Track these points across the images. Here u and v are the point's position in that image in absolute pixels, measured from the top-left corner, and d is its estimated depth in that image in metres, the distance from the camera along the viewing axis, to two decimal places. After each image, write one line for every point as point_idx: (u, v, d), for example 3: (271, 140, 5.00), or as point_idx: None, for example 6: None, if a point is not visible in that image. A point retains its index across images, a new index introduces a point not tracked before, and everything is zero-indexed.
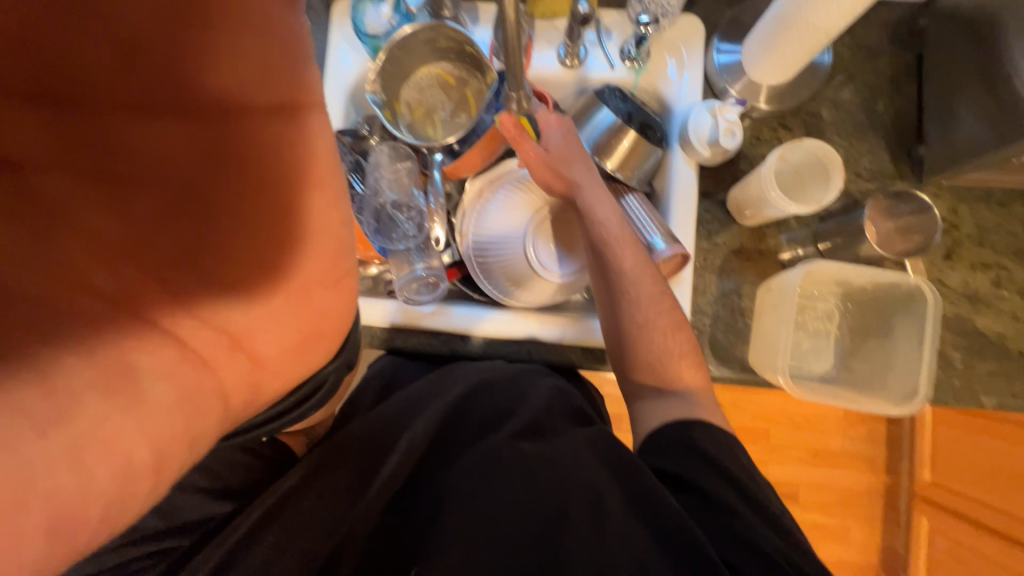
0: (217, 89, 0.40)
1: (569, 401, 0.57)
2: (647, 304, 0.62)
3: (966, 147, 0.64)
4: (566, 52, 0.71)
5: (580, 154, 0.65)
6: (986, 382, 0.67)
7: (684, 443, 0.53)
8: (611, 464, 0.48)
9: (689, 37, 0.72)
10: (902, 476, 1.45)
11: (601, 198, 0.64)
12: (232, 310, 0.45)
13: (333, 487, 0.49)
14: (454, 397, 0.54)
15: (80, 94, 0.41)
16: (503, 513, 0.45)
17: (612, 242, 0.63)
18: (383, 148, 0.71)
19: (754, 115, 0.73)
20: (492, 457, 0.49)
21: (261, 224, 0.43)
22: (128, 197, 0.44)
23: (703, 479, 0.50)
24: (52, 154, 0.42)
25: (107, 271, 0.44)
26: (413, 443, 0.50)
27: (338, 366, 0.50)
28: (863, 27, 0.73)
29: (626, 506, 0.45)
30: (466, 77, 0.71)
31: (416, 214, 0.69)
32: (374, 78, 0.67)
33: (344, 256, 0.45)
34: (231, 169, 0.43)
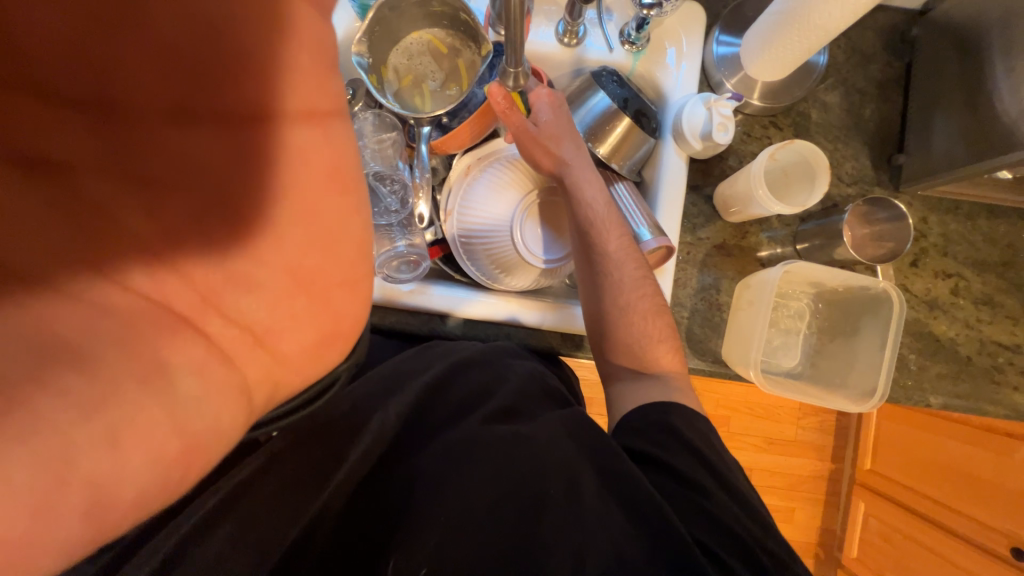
0: (267, 89, 0.39)
1: (544, 383, 0.59)
2: (629, 287, 0.62)
3: (945, 158, 0.66)
4: (565, 29, 0.69)
5: (574, 133, 0.65)
6: (935, 384, 0.72)
7: (660, 425, 0.54)
8: (586, 448, 0.49)
9: (690, 25, 0.70)
10: (846, 465, 1.55)
11: (588, 180, 0.65)
12: (217, 287, 0.42)
13: (295, 473, 0.47)
14: (430, 377, 0.54)
15: (118, 93, 0.39)
16: (477, 492, 0.44)
17: (596, 225, 0.64)
18: (367, 115, 0.67)
19: (746, 111, 0.73)
20: (469, 439, 0.48)
21: (301, 226, 0.41)
22: (159, 199, 0.41)
23: (678, 461, 0.50)
24: (88, 152, 0.39)
25: (138, 271, 0.40)
26: (384, 426, 0.49)
27: (352, 367, 0.44)
28: (859, 30, 0.73)
29: (602, 490, 0.46)
30: (460, 46, 0.68)
31: (399, 187, 0.68)
32: (361, 38, 0.62)
33: (365, 261, 0.44)
34: (269, 171, 0.41)
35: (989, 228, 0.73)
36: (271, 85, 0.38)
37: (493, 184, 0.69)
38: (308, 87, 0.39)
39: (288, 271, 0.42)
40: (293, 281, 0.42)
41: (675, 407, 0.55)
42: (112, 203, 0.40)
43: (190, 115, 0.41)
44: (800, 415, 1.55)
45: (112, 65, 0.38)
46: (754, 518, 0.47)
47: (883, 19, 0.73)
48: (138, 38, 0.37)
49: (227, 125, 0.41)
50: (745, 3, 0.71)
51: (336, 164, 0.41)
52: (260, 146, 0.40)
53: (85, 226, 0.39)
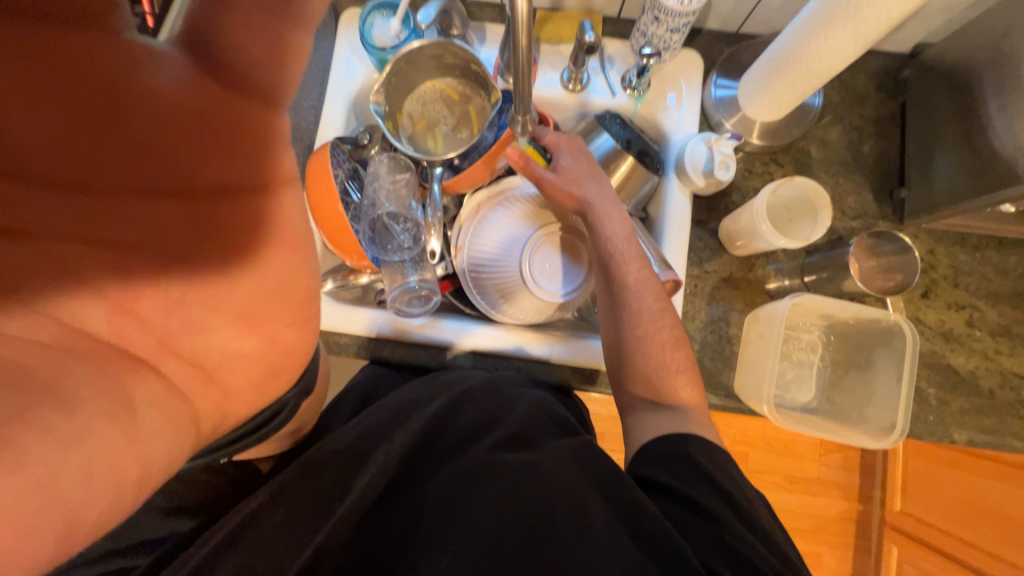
0: (240, 170, 0.43)
1: (553, 412, 0.58)
2: (647, 319, 0.63)
3: (947, 191, 0.67)
4: (569, 76, 0.73)
5: (595, 174, 0.67)
6: (959, 419, 0.70)
7: (675, 454, 0.52)
8: (597, 477, 0.48)
9: (688, 70, 0.74)
10: (874, 505, 1.48)
11: (610, 215, 0.66)
12: (200, 313, 0.45)
13: (303, 501, 0.47)
14: (438, 406, 0.55)
15: (82, 169, 0.41)
16: (484, 522, 0.44)
17: (613, 258, 0.65)
18: (383, 158, 0.70)
19: (747, 149, 0.75)
20: (478, 468, 0.48)
21: (252, 280, 0.46)
22: (117, 262, 0.42)
23: (694, 491, 0.48)
24: (57, 220, 0.40)
25: (101, 323, 0.41)
26: (391, 458, 0.50)
27: (298, 393, 0.51)
28: (852, 73, 0.76)
29: (611, 515, 0.45)
30: (470, 94, 0.72)
31: (412, 225, 0.70)
32: (379, 89, 0.67)
33: (310, 303, 0.49)
34: (226, 234, 0.45)
35: (1000, 259, 0.73)
36: (241, 162, 0.43)
37: (492, 224, 0.71)
38: (265, 160, 0.44)
39: (248, 317, 0.46)
40: (257, 318, 0.47)
41: (693, 439, 0.53)
42: (72, 266, 0.41)
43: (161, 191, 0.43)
44: (822, 452, 1.50)
45: (88, 146, 0.40)
46: (776, 554, 0.44)
47: (874, 61, 0.76)
48: (120, 124, 0.40)
49: (194, 199, 0.44)
50: (741, 50, 0.75)
51: (294, 222, 0.46)
52: (228, 216, 0.44)
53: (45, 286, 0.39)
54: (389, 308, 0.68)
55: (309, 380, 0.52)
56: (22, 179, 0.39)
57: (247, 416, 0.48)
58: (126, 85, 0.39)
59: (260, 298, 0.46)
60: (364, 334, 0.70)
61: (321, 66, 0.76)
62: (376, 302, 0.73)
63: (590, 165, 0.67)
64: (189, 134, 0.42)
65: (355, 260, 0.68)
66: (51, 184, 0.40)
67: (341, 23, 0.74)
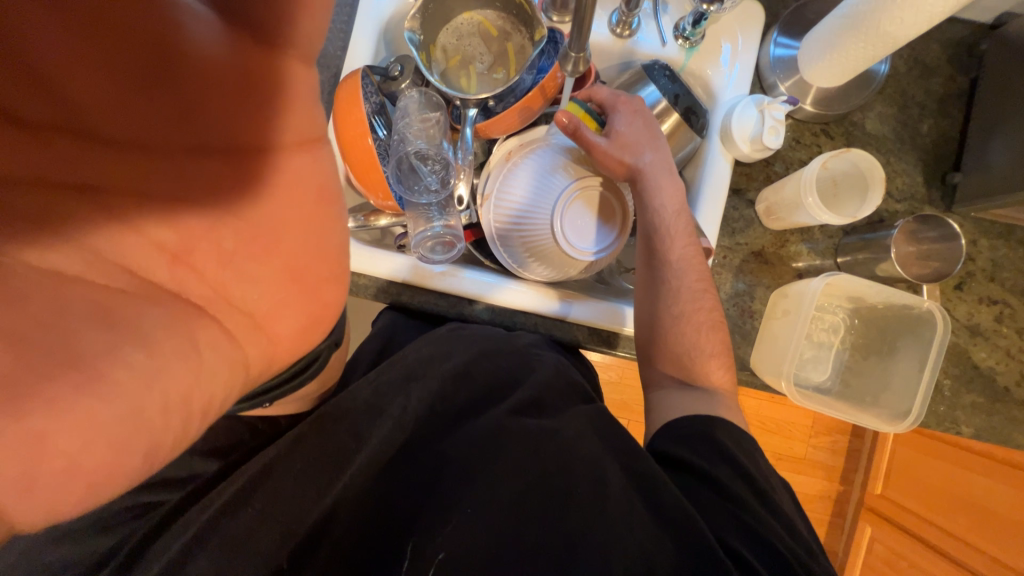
0: (272, 126, 0.41)
1: (570, 377, 0.58)
2: (686, 297, 0.61)
3: (1005, 179, 0.63)
4: (619, 19, 0.67)
5: (653, 137, 0.64)
6: (968, 412, 0.70)
7: (701, 433, 0.53)
8: (612, 447, 0.49)
9: (747, 23, 0.69)
10: (854, 488, 1.54)
11: (663, 186, 0.64)
12: (252, 269, 0.44)
13: (320, 453, 0.48)
14: (454, 366, 0.55)
15: (141, 130, 0.39)
16: (508, 481, 0.45)
17: (659, 231, 0.63)
18: (413, 93, 0.66)
19: (797, 117, 0.71)
20: (495, 432, 0.49)
21: (294, 240, 0.44)
22: (172, 216, 0.41)
23: (718, 471, 0.49)
24: (103, 171, 0.39)
25: (161, 274, 0.41)
26: (405, 412, 0.50)
27: (330, 344, 0.51)
28: (925, 41, 0.70)
29: (628, 486, 0.45)
30: (511, 30, 0.67)
31: (440, 167, 0.66)
32: (415, 15, 0.62)
33: (341, 261, 0.47)
34: (272, 195, 0.43)
35: None
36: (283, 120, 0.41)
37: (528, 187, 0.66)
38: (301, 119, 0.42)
39: (289, 271, 0.45)
40: (295, 279, 0.45)
41: (717, 420, 0.54)
42: (118, 217, 0.40)
43: (204, 148, 0.41)
44: (812, 434, 1.55)
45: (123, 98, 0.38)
46: (798, 542, 0.45)
47: (950, 30, 0.70)
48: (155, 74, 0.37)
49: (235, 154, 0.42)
50: (808, 4, 0.69)
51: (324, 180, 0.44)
52: (265, 175, 0.42)
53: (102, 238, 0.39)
54: (411, 254, 0.67)
55: (338, 332, 0.51)
56: (77, 134, 0.38)
57: (288, 363, 0.47)
58: (164, 36, 0.36)
59: (302, 252, 0.45)
60: (384, 278, 0.69)
61: None
62: (395, 248, 0.71)
63: (647, 130, 0.64)
64: (238, 96, 0.40)
65: (380, 199, 0.67)
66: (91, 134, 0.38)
67: None
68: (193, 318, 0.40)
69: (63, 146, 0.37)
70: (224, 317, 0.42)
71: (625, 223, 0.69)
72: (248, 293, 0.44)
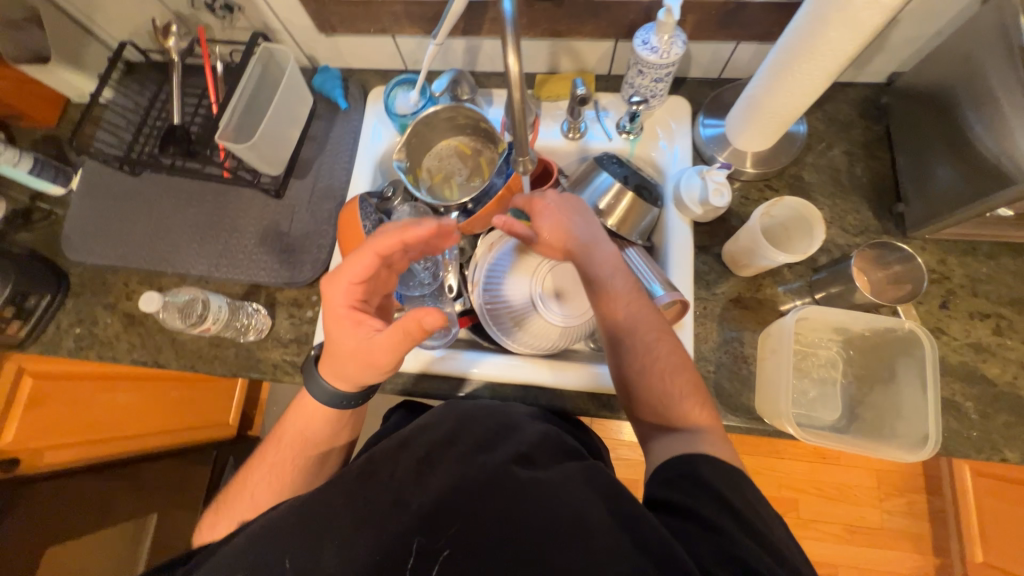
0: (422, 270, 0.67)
1: (562, 442, 0.58)
2: (642, 351, 0.63)
3: (944, 201, 0.68)
4: (568, 126, 0.82)
5: (580, 211, 0.69)
6: (1005, 434, 0.66)
7: (685, 473, 0.51)
8: (599, 491, 0.48)
9: (677, 113, 0.82)
10: (953, 559, 1.32)
11: (599, 256, 0.67)
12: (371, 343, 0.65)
13: (315, 516, 0.48)
14: (446, 429, 0.57)
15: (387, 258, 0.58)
16: (498, 532, 0.45)
17: (602, 295, 0.66)
18: (404, 208, 0.79)
19: (742, 178, 0.80)
20: (487, 482, 0.49)
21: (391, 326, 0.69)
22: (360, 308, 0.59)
23: (702, 507, 0.47)
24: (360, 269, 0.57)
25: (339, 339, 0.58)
26: (394, 477, 0.51)
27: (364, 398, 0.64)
28: (835, 104, 0.82)
29: (610, 521, 0.45)
30: (481, 148, 0.81)
31: (431, 264, 0.76)
32: (401, 149, 0.77)
33: None
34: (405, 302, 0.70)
35: (1016, 265, 0.72)
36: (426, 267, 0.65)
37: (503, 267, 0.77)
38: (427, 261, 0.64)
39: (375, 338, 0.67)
40: None
41: (702, 457, 0.52)
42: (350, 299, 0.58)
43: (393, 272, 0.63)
44: (882, 496, 1.39)
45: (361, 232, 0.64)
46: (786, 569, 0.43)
47: (853, 93, 0.82)
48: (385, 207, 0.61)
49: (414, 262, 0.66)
50: (724, 92, 0.82)
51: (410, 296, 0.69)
52: None
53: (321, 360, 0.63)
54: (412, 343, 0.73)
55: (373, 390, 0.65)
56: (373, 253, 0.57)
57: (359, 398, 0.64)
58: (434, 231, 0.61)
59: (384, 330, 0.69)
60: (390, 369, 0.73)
61: (351, 136, 0.87)
62: None
63: (567, 207, 0.69)
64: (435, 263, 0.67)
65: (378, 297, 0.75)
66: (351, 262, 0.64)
67: (369, 97, 0.87)
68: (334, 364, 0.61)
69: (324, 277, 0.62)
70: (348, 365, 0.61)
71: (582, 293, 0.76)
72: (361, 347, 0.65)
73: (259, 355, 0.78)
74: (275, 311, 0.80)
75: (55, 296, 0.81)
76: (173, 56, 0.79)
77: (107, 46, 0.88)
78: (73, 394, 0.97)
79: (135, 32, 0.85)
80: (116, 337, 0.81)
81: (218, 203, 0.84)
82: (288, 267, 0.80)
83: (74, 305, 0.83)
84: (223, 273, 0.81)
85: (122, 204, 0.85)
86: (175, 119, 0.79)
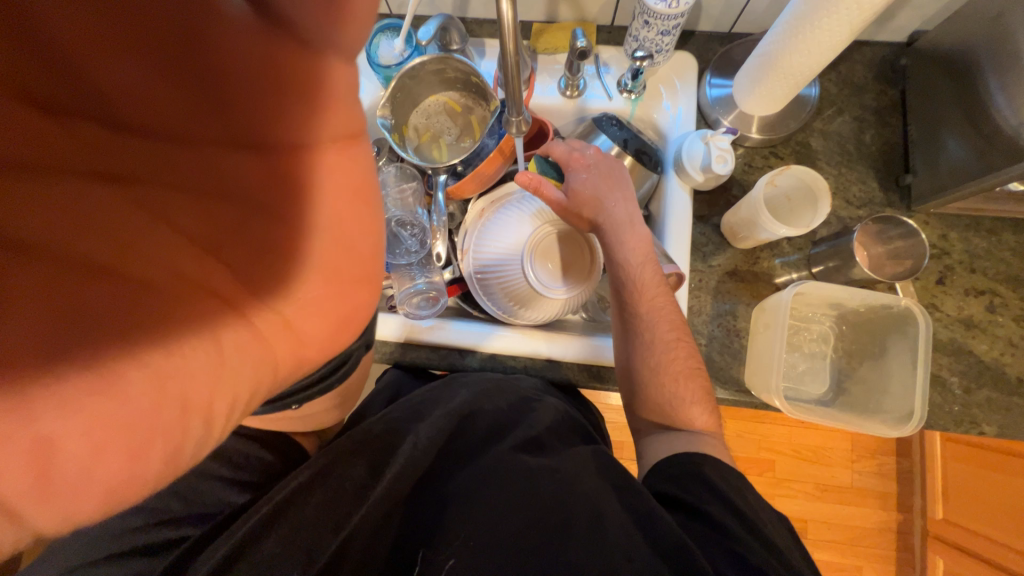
0: (288, 130, 0.38)
1: (572, 420, 0.59)
2: (659, 349, 0.61)
3: (953, 173, 0.65)
4: (566, 83, 0.76)
5: (619, 183, 0.67)
6: (985, 409, 0.67)
7: (690, 472, 0.52)
8: (611, 479, 0.49)
9: (683, 71, 0.76)
10: (916, 515, 1.40)
11: (623, 239, 0.66)
12: (257, 257, 0.39)
13: (337, 487, 0.50)
14: (458, 406, 0.57)
15: (211, 61, 0.35)
16: (516, 512, 0.46)
17: (627, 285, 0.65)
18: (390, 168, 0.75)
19: (747, 144, 0.76)
20: (494, 466, 0.50)
21: (269, 234, 0.40)
22: (192, 176, 0.38)
23: (709, 505, 0.47)
24: (174, 126, 0.37)
25: (211, 242, 0.39)
26: (416, 447, 0.52)
27: (362, 347, 0.49)
28: (849, 64, 0.77)
29: (624, 512, 0.45)
30: (472, 104, 0.76)
31: (419, 231, 0.72)
32: (385, 104, 0.70)
33: (346, 297, 0.43)
34: (274, 193, 0.40)
35: (1017, 242, 0.71)
36: (279, 116, 0.38)
37: (511, 215, 0.72)
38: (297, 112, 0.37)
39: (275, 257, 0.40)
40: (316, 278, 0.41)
41: None
42: (184, 179, 0.38)
43: (229, 141, 0.38)
44: (854, 458, 1.45)
45: (117, 64, 0.33)
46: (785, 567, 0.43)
47: (870, 53, 0.77)
48: None
49: (291, 111, 0.37)
50: (734, 48, 0.77)
51: (300, 190, 0.39)
52: (285, 183, 0.39)
53: (76, 341, 0.31)
54: (398, 312, 0.70)
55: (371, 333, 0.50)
56: (171, 57, 0.34)
57: (318, 366, 0.44)
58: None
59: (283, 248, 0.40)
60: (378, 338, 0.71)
61: None
62: (386, 307, 0.74)
63: (606, 181, 0.66)
64: (279, 95, 0.37)
65: None
66: (110, 122, 0.35)
67: None
68: (205, 309, 0.37)
69: (93, 193, 0.34)
70: (257, 317, 0.39)
71: (594, 260, 0.74)
72: (238, 245, 0.39)
73: None
74: None
75: None
76: None
77: None
78: None
79: None
80: None
81: None
82: None
83: None
84: None
85: None
86: None
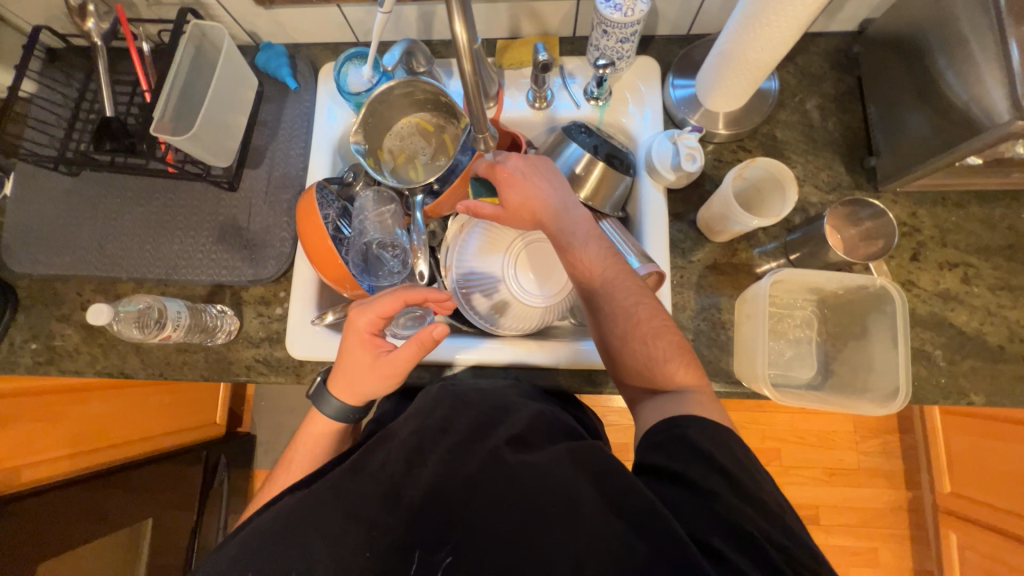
0: None
1: (555, 419, 0.58)
2: (623, 318, 0.62)
3: (913, 152, 0.67)
4: (534, 96, 0.78)
5: (546, 175, 0.67)
6: (971, 379, 0.68)
7: (673, 437, 0.51)
8: (591, 471, 0.48)
9: (646, 75, 0.78)
10: (924, 491, 1.40)
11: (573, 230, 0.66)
12: None
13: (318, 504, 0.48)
14: (432, 419, 0.55)
15: None
16: (507, 513, 0.46)
17: (581, 269, 0.65)
18: (367, 193, 0.74)
19: (715, 141, 0.78)
20: (480, 467, 0.49)
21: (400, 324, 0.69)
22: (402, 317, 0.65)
23: (696, 475, 0.47)
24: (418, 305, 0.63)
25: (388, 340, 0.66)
26: (390, 457, 0.51)
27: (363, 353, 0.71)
28: (805, 56, 0.79)
29: (603, 502, 0.45)
30: (444, 124, 0.77)
31: (400, 251, 0.75)
32: (357, 130, 0.71)
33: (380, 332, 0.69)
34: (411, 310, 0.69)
35: (983, 213, 0.72)
36: None
37: (491, 226, 0.74)
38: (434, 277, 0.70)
39: None
40: None
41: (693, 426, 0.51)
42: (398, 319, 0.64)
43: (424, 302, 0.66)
44: (858, 439, 1.46)
45: None
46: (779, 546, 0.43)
47: (825, 43, 0.79)
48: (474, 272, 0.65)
49: None
50: (694, 49, 0.79)
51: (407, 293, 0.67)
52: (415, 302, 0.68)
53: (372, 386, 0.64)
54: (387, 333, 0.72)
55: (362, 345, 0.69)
56: None
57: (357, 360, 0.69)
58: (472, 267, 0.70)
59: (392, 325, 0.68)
60: None
61: (304, 118, 0.81)
62: None
63: (532, 176, 0.67)
64: None
65: (350, 290, 0.71)
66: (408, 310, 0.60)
67: (321, 76, 0.81)
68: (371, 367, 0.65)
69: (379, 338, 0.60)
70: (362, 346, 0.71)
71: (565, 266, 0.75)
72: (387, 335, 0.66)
73: (230, 357, 0.75)
74: (242, 311, 0.77)
75: (4, 310, 0.76)
76: (96, 39, 0.72)
77: (24, 33, 0.79)
78: (12, 414, 0.84)
79: (49, 15, 0.77)
80: (76, 349, 0.76)
81: (168, 199, 0.78)
82: (250, 264, 0.76)
83: (26, 319, 0.77)
84: (183, 275, 0.76)
85: (67, 207, 0.78)
86: (109, 111, 0.72)
